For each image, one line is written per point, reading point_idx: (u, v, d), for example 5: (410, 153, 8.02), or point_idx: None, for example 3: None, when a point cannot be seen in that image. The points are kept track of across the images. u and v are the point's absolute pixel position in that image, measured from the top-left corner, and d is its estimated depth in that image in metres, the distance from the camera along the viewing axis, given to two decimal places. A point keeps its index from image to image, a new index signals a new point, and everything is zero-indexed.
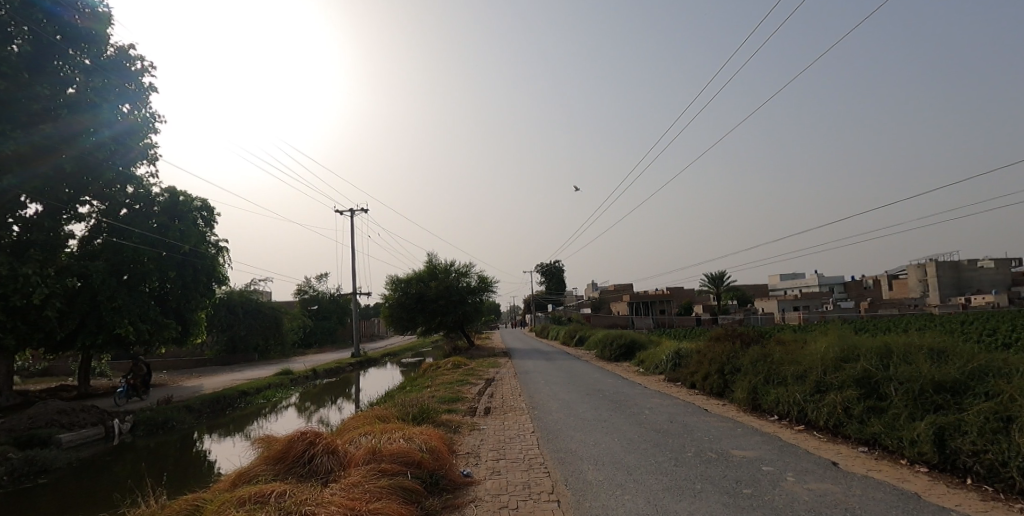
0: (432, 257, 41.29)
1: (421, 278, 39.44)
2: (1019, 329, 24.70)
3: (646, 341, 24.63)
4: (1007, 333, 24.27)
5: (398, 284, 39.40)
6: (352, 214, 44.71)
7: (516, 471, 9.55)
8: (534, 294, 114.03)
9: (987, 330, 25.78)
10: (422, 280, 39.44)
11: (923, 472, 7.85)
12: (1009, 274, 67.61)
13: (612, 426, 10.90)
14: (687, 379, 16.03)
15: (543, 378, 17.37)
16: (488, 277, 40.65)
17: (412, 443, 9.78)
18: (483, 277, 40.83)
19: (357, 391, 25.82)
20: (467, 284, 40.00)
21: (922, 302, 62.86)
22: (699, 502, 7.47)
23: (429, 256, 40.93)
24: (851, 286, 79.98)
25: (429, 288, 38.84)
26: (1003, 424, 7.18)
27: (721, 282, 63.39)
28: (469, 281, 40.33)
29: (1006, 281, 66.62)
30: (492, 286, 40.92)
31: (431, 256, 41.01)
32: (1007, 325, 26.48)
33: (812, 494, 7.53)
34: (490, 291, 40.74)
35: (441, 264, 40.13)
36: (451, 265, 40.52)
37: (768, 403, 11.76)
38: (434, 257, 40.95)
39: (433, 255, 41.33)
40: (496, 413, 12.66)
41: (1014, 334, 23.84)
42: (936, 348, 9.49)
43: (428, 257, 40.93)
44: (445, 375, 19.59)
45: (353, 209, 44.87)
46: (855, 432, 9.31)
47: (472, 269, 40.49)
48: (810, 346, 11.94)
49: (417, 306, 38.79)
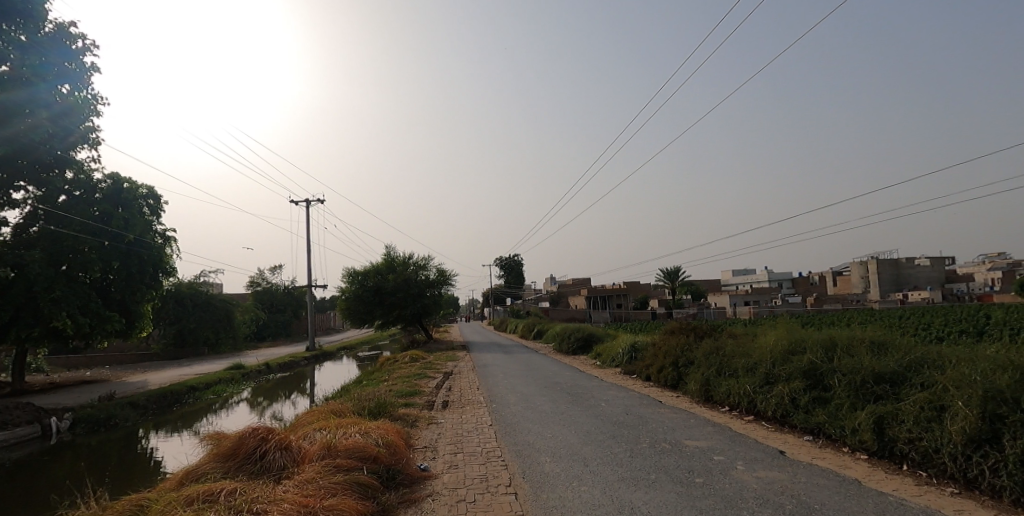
0: (389, 250, 40.73)
1: (379, 271, 38.87)
2: (949, 324, 26.09)
3: (602, 334, 24.94)
4: (941, 327, 25.66)
5: (355, 277, 38.69)
6: (308, 204, 43.73)
7: (474, 464, 9.53)
8: (493, 288, 114.56)
9: (923, 324, 27.22)
10: (380, 273, 38.92)
11: (863, 459, 8.26)
12: (941, 271, 71.71)
13: (570, 418, 11.00)
14: (642, 371, 16.32)
15: (501, 371, 17.37)
16: (447, 270, 40.41)
17: (369, 439, 9.63)
18: (442, 270, 40.59)
19: (312, 385, 25.28)
20: (426, 277, 39.68)
21: (864, 298, 66.00)
22: (653, 492, 7.61)
23: (387, 248, 40.38)
24: (798, 282, 83.14)
25: (387, 281, 38.36)
26: (936, 412, 7.54)
27: (677, 277, 65.01)
28: (428, 274, 40.01)
29: (940, 279, 70.61)
30: (451, 279, 40.73)
31: (389, 248, 40.47)
32: (941, 319, 27.99)
33: (760, 482, 7.79)
34: (449, 284, 40.55)
35: (399, 257, 39.63)
36: (410, 257, 40.11)
37: (719, 395, 12.10)
38: (393, 250, 40.42)
39: (391, 247, 40.77)
40: (454, 406, 12.60)
41: (948, 327, 25.26)
42: (878, 340, 9.88)
43: (386, 249, 40.37)
44: (402, 368, 19.35)
45: (310, 199, 43.79)
46: (800, 422, 9.68)
47: (431, 262, 40.21)
48: (760, 339, 12.28)
49: (375, 299, 38.21)
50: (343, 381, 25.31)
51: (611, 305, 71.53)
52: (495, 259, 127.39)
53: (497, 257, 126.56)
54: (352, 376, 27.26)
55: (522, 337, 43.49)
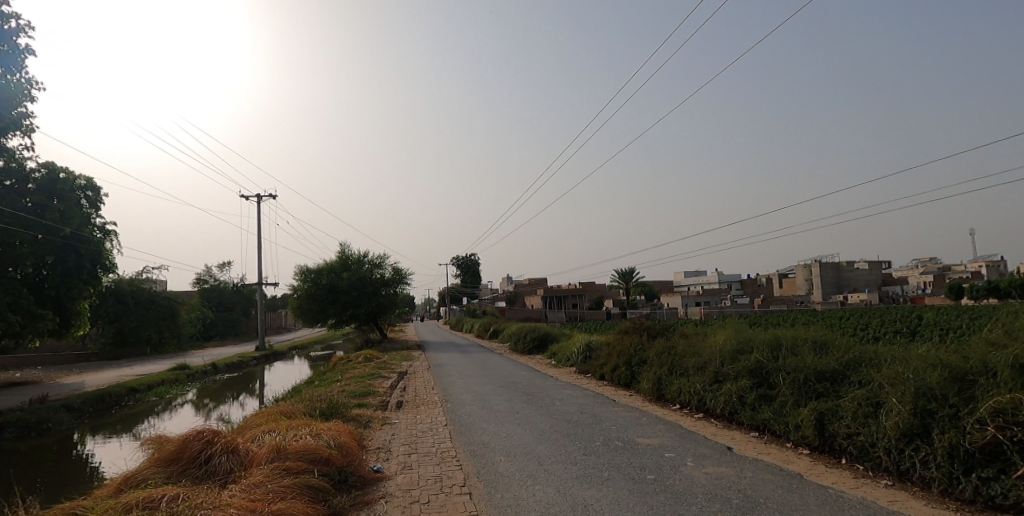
0: (344, 247, 40.01)
1: (332, 269, 38.08)
2: (885, 325, 27.43)
3: (557, 334, 25.19)
4: (877, 327, 27.03)
5: (308, 275, 37.77)
6: (260, 199, 42.46)
7: (428, 464, 9.45)
8: (449, 288, 114.13)
9: (861, 324, 28.59)
10: (334, 271, 38.13)
11: (805, 454, 8.61)
12: (880, 273, 75.48)
13: (525, 417, 11.04)
14: (596, 370, 16.54)
15: (457, 371, 17.29)
16: (403, 269, 40.01)
17: (321, 440, 9.40)
18: (398, 268, 40.19)
19: (261, 386, 24.61)
20: (381, 275, 39.18)
21: (808, 299, 68.88)
22: (606, 490, 7.71)
23: (341, 246, 39.60)
24: (747, 283, 86.02)
25: (341, 279, 37.63)
26: (872, 408, 7.90)
27: (631, 278, 66.27)
28: (383, 273, 39.50)
29: (878, 281, 74.34)
30: (407, 278, 40.34)
31: (343, 246, 39.71)
32: (878, 320, 29.49)
33: (709, 478, 8.00)
34: (404, 283, 40.16)
35: (354, 255, 38.96)
36: (365, 256, 39.49)
37: (671, 393, 12.37)
38: (347, 247, 39.67)
39: (345, 245, 40.01)
40: (408, 406, 12.46)
41: (882, 328, 26.66)
42: (820, 340, 10.26)
43: (341, 247, 39.59)
44: (356, 368, 19.03)
45: (261, 195, 42.58)
46: (747, 418, 10.00)
47: (386, 260, 39.73)
48: (710, 338, 12.61)
49: (329, 298, 37.41)
50: (295, 381, 24.74)
51: (566, 305, 72.28)
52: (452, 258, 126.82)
53: (454, 257, 126.05)
54: (305, 376, 26.65)
55: (478, 336, 43.49)
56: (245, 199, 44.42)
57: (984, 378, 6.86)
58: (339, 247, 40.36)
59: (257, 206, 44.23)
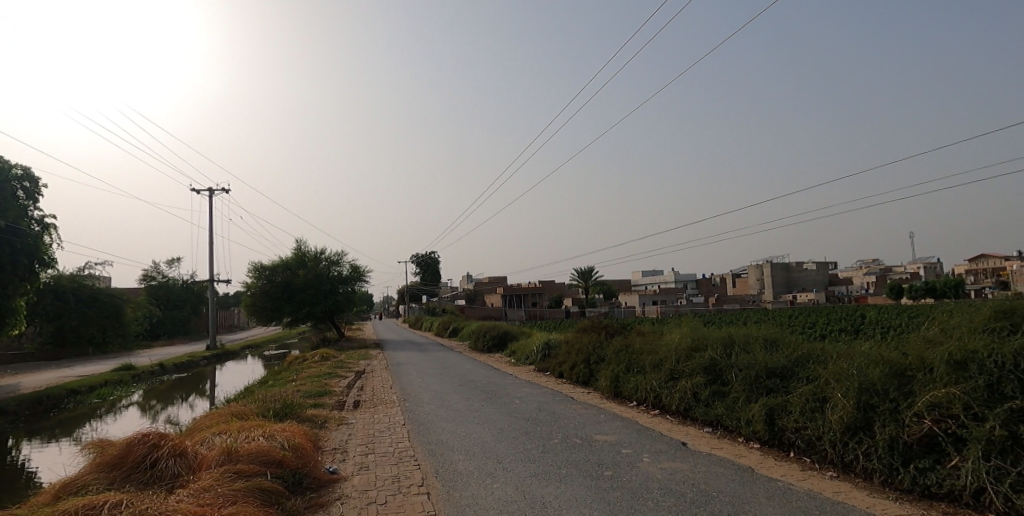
0: (300, 244, 39.26)
1: (288, 266, 37.20)
2: (829, 324, 28.49)
3: (516, 333, 25.28)
4: (823, 326, 28.11)
5: (262, 272, 36.72)
6: (213, 192, 41.09)
7: (386, 464, 9.32)
8: (409, 286, 113.17)
9: (809, 323, 29.68)
10: (290, 268, 37.25)
11: (756, 448, 8.87)
12: (827, 273, 78.58)
13: (484, 416, 11.01)
14: (555, 369, 16.66)
15: (415, 370, 17.13)
16: (361, 266, 39.50)
17: (274, 442, 9.14)
18: (356, 266, 39.58)
19: (212, 386, 23.80)
20: (338, 273, 38.51)
21: (759, 299, 71.11)
22: (564, 487, 7.75)
23: (297, 242, 38.75)
24: (703, 282, 88.17)
25: (297, 276, 36.80)
26: (818, 403, 8.19)
27: (590, 277, 67.19)
28: (341, 270, 39.00)
29: (825, 281, 77.36)
30: (365, 275, 39.83)
31: (299, 242, 38.87)
32: (824, 318, 30.69)
33: (664, 473, 8.14)
34: (362, 281, 39.64)
35: (310, 251, 38.19)
36: (322, 253, 38.87)
37: (628, 390, 12.54)
38: (303, 244, 38.84)
39: (301, 241, 39.17)
40: (366, 406, 12.27)
41: (828, 327, 27.76)
42: (770, 338, 10.57)
43: (296, 243, 38.74)
44: (312, 368, 18.62)
45: (215, 189, 41.20)
46: (701, 414, 10.23)
47: (344, 257, 39.18)
48: (666, 336, 12.85)
49: (284, 295, 36.53)
50: (248, 381, 24.04)
51: (526, 304, 72.70)
52: (412, 255, 125.53)
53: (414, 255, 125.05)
54: (258, 376, 25.90)
55: (438, 334, 43.25)
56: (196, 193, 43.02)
57: (922, 373, 7.17)
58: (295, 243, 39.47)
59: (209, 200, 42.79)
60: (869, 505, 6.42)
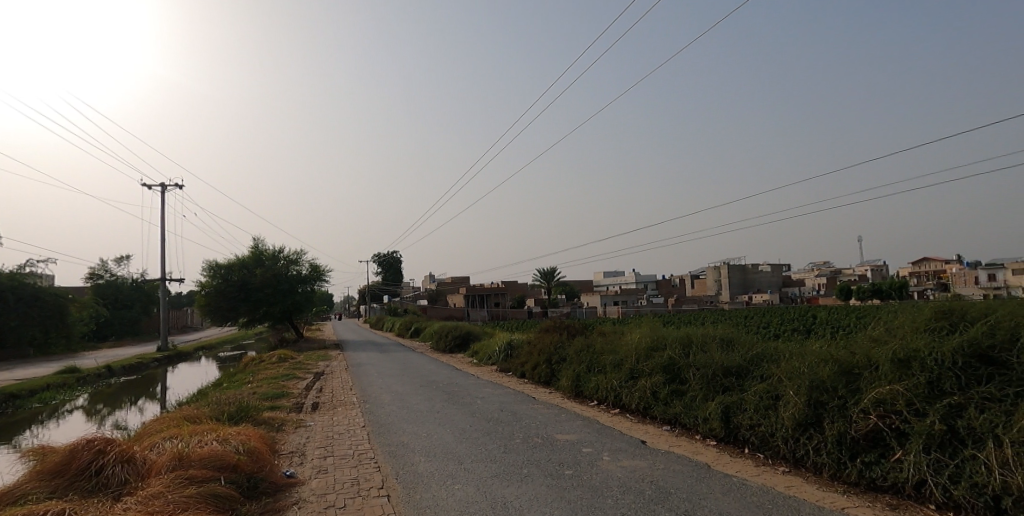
0: (257, 242, 38.21)
1: (244, 264, 36.21)
2: (782, 324, 29.36)
3: (478, 333, 25.25)
4: (777, 326, 29.00)
5: (217, 271, 35.61)
6: (165, 187, 39.65)
7: (345, 467, 9.17)
8: (371, 285, 111.77)
9: (763, 323, 30.60)
10: (246, 267, 36.27)
11: (712, 445, 9.09)
12: (781, 275, 81.05)
13: (445, 416, 10.96)
14: (517, 368, 16.70)
15: (376, 371, 16.92)
16: (321, 265, 38.82)
17: (228, 445, 8.87)
18: (315, 265, 38.87)
19: (164, 389, 23.00)
20: (297, 272, 37.76)
21: (717, 299, 72.87)
22: (525, 486, 7.77)
23: (254, 241, 37.78)
24: (663, 283, 89.86)
25: (254, 275, 35.85)
26: (772, 401, 8.44)
27: (552, 277, 67.74)
28: (299, 269, 38.09)
29: (779, 282, 79.74)
30: (325, 275, 39.16)
31: (256, 241, 37.90)
32: (777, 319, 31.69)
33: (624, 471, 8.26)
34: (322, 281, 38.97)
35: (268, 250, 37.31)
36: (280, 252, 37.94)
37: (589, 389, 12.67)
38: (260, 243, 37.90)
39: (259, 239, 38.23)
40: (325, 408, 12.05)
41: (781, 326, 28.69)
42: (727, 337, 10.84)
43: (253, 242, 37.77)
44: (269, 369, 18.18)
45: (167, 184, 39.77)
46: (660, 413, 10.42)
47: (304, 256, 38.42)
48: (627, 336, 13.04)
49: (240, 295, 35.55)
50: (201, 384, 23.32)
51: (489, 304, 72.72)
52: (375, 255, 123.92)
53: (376, 255, 123.54)
54: (213, 378, 25.13)
55: (400, 334, 42.83)
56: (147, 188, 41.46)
57: (868, 371, 7.47)
58: (252, 241, 38.47)
59: (162, 196, 41.27)
60: (818, 498, 6.65)
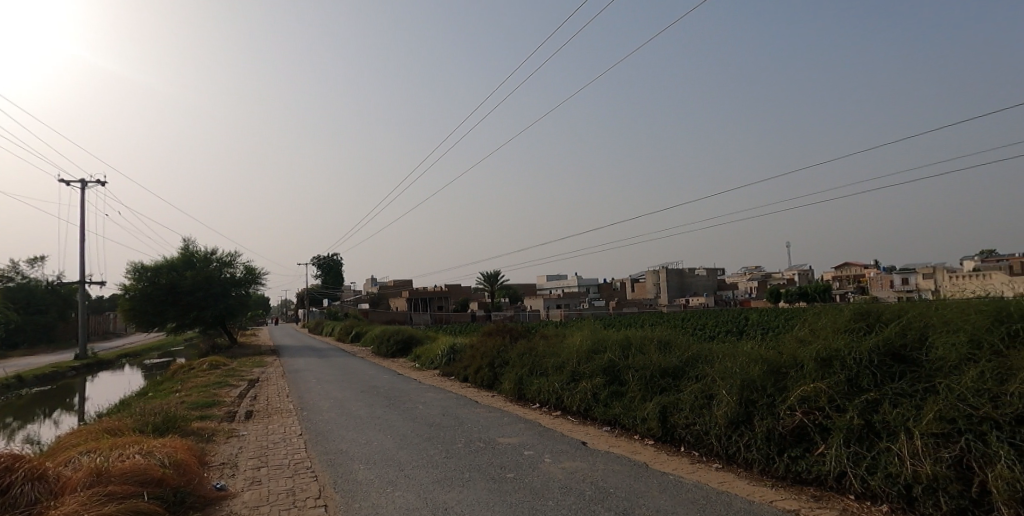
0: (187, 243, 36.51)
1: (173, 267, 34.47)
2: (715, 326, 30.64)
3: (421, 337, 25.03)
4: (710, 328, 30.23)
5: (143, 273, 33.70)
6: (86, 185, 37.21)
7: (280, 478, 8.85)
8: (310, 289, 108.76)
9: (697, 325, 31.82)
10: (176, 269, 34.51)
11: (650, 444, 9.34)
12: (716, 279, 84.26)
13: (386, 422, 10.77)
14: (460, 372, 16.65)
15: (313, 377, 16.45)
16: (257, 268, 37.49)
17: (152, 459, 8.37)
18: (250, 268, 37.50)
19: (81, 400, 21.53)
20: (231, 275, 36.28)
21: (656, 302, 74.99)
22: (466, 491, 7.74)
23: (183, 242, 36.04)
24: (605, 287, 91.81)
25: (184, 278, 34.17)
26: (706, 400, 8.77)
27: (496, 281, 68.09)
28: (233, 272, 36.70)
29: (714, 286, 83.11)
30: (260, 278, 37.84)
31: (186, 242, 36.17)
32: (710, 321, 33.04)
33: (565, 472, 8.36)
34: (258, 284, 37.64)
35: (199, 252, 35.68)
36: (212, 253, 36.46)
37: (531, 392, 12.77)
38: (190, 244, 36.19)
39: (189, 241, 36.49)
40: (259, 416, 11.60)
41: (714, 328, 29.94)
42: (663, 339, 11.20)
43: (183, 243, 36.02)
44: (199, 377, 17.36)
45: (88, 182, 37.34)
46: (600, 414, 10.62)
47: (238, 259, 36.99)
48: (567, 339, 13.25)
49: (168, 299, 33.78)
50: (124, 393, 21.98)
51: (432, 308, 72.13)
52: (315, 257, 120.42)
53: (316, 257, 120.31)
54: (137, 387, 23.73)
55: (340, 339, 41.86)
56: (64, 185, 38.91)
57: (794, 370, 7.87)
58: (181, 243, 36.67)
59: (82, 193, 38.75)
60: (748, 492, 6.95)
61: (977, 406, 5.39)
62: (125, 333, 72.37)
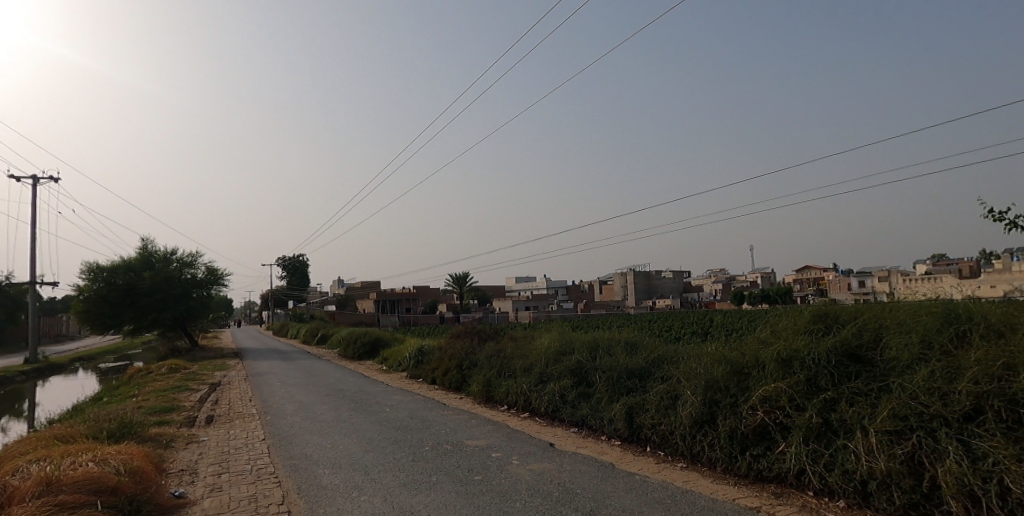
0: (146, 243, 35.41)
1: (131, 267, 33.37)
2: (681, 328, 31.16)
3: (389, 339, 24.80)
4: (676, 329, 30.74)
5: (98, 274, 32.53)
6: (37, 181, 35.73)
7: (242, 484, 8.66)
8: (275, 290, 106.63)
9: (664, 326, 32.30)
10: (133, 269, 33.43)
11: (617, 444, 9.45)
12: (683, 281, 85.74)
13: (352, 426, 10.64)
14: (428, 375, 16.55)
15: (278, 380, 16.12)
16: (219, 269, 36.58)
17: (106, 466, 8.07)
18: (213, 268, 36.57)
19: (30, 406, 20.63)
20: (192, 276, 35.32)
21: (624, 305, 75.84)
22: (433, 495, 7.70)
23: (142, 242, 34.95)
24: (573, 289, 92.39)
25: (142, 279, 33.12)
26: (671, 400, 8.93)
27: (465, 283, 67.91)
28: (195, 272, 35.65)
29: (680, 288, 84.51)
30: (223, 279, 36.94)
31: (145, 241, 35.08)
32: (676, 322, 33.57)
33: (532, 474, 8.40)
34: (220, 285, 36.73)
35: (159, 252, 34.64)
36: (173, 253, 35.44)
37: (499, 394, 12.78)
38: (150, 244, 35.11)
39: (148, 240, 35.40)
40: (221, 421, 11.33)
41: (680, 330, 30.44)
42: (631, 341, 11.35)
43: (141, 243, 34.93)
44: (157, 381, 16.83)
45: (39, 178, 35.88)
46: (568, 415, 10.69)
47: (200, 259, 36.05)
48: (536, 341, 13.31)
49: (125, 300, 32.66)
50: (77, 398, 21.19)
51: (400, 310, 71.45)
52: (280, 257, 117.99)
53: (281, 258, 118.00)
54: (91, 391, 22.91)
55: (305, 341, 41.13)
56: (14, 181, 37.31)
57: (755, 370, 8.07)
58: (140, 242, 35.54)
59: (33, 189, 37.22)
60: (712, 491, 7.09)
61: (928, 404, 5.59)
62: (78, 336, 69.62)
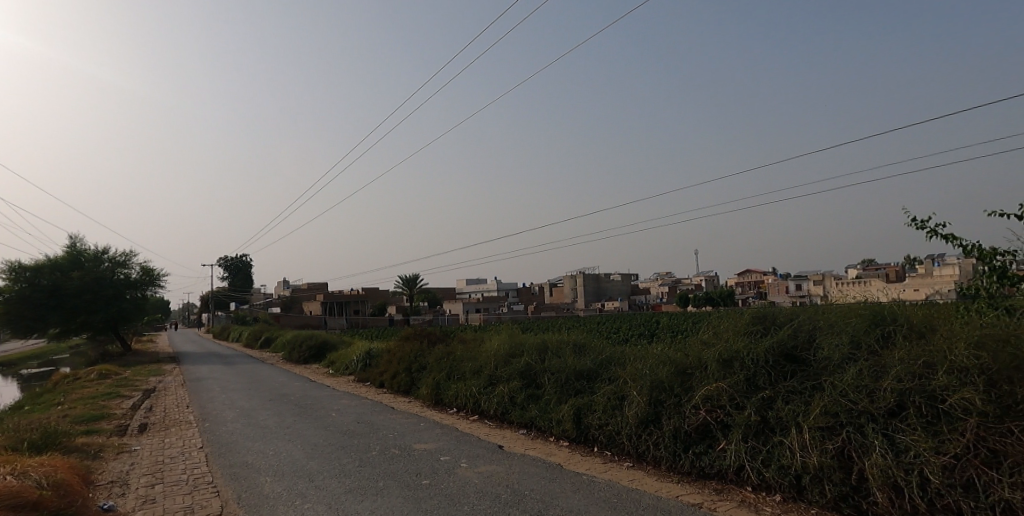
0: (74, 241, 33.46)
1: (57, 266, 31.42)
2: (627, 330, 31.86)
3: (336, 342, 24.31)
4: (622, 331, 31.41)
5: (20, 273, 30.47)
6: None
7: (178, 494, 8.30)
8: (216, 291, 102.53)
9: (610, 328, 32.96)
10: (60, 269, 31.49)
11: (565, 445, 9.58)
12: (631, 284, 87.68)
13: (296, 432, 10.38)
14: (375, 378, 16.31)
15: (218, 385, 15.53)
16: (155, 269, 34.95)
17: (27, 480, 7.55)
18: (148, 269, 34.91)
19: None
20: (125, 276, 33.59)
21: (574, 307, 76.82)
22: (380, 500, 7.61)
23: (70, 240, 32.99)
24: (524, 291, 92.99)
25: (69, 279, 31.23)
26: (618, 400, 9.13)
27: (414, 284, 67.25)
28: (128, 273, 33.91)
29: (628, 291, 86.40)
30: (159, 280, 35.29)
31: (73, 240, 33.13)
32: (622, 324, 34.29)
33: (481, 477, 8.42)
34: (156, 286, 35.08)
35: (88, 251, 32.78)
36: (104, 252, 33.61)
37: (448, 397, 12.73)
38: (78, 242, 33.18)
39: (76, 238, 33.44)
40: (155, 429, 10.82)
41: (625, 332, 31.13)
42: (579, 343, 11.55)
43: (69, 241, 32.97)
44: (84, 388, 15.89)
45: None
46: (517, 417, 10.76)
47: (134, 259, 34.32)
48: (485, 344, 13.34)
49: (49, 302, 30.69)
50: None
51: (347, 312, 70.01)
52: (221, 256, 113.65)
53: (223, 258, 113.58)
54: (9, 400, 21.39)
55: (247, 345, 39.73)
56: None
57: (698, 371, 8.35)
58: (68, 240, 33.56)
59: None
60: (657, 489, 7.28)
61: (856, 401, 5.93)
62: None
